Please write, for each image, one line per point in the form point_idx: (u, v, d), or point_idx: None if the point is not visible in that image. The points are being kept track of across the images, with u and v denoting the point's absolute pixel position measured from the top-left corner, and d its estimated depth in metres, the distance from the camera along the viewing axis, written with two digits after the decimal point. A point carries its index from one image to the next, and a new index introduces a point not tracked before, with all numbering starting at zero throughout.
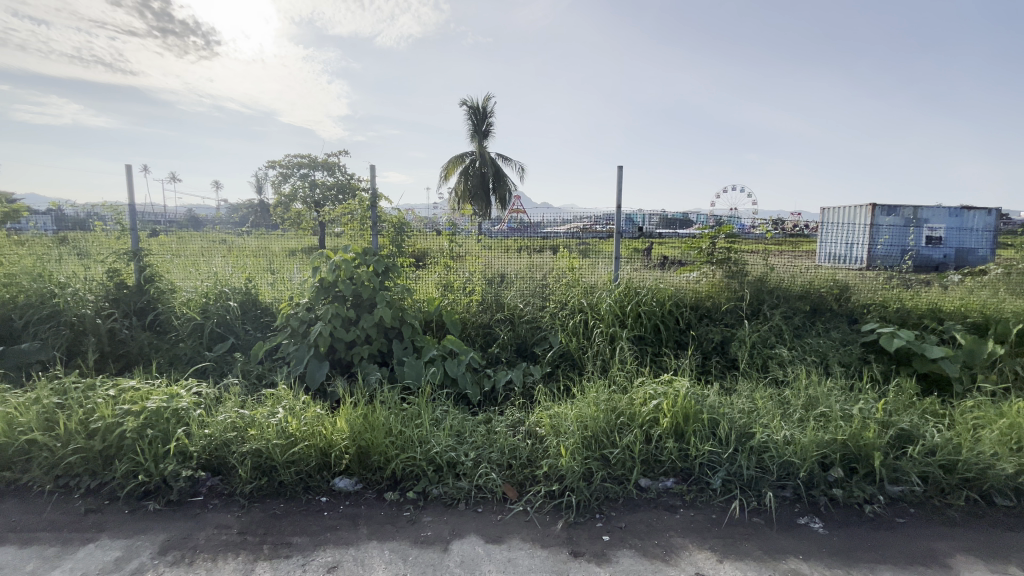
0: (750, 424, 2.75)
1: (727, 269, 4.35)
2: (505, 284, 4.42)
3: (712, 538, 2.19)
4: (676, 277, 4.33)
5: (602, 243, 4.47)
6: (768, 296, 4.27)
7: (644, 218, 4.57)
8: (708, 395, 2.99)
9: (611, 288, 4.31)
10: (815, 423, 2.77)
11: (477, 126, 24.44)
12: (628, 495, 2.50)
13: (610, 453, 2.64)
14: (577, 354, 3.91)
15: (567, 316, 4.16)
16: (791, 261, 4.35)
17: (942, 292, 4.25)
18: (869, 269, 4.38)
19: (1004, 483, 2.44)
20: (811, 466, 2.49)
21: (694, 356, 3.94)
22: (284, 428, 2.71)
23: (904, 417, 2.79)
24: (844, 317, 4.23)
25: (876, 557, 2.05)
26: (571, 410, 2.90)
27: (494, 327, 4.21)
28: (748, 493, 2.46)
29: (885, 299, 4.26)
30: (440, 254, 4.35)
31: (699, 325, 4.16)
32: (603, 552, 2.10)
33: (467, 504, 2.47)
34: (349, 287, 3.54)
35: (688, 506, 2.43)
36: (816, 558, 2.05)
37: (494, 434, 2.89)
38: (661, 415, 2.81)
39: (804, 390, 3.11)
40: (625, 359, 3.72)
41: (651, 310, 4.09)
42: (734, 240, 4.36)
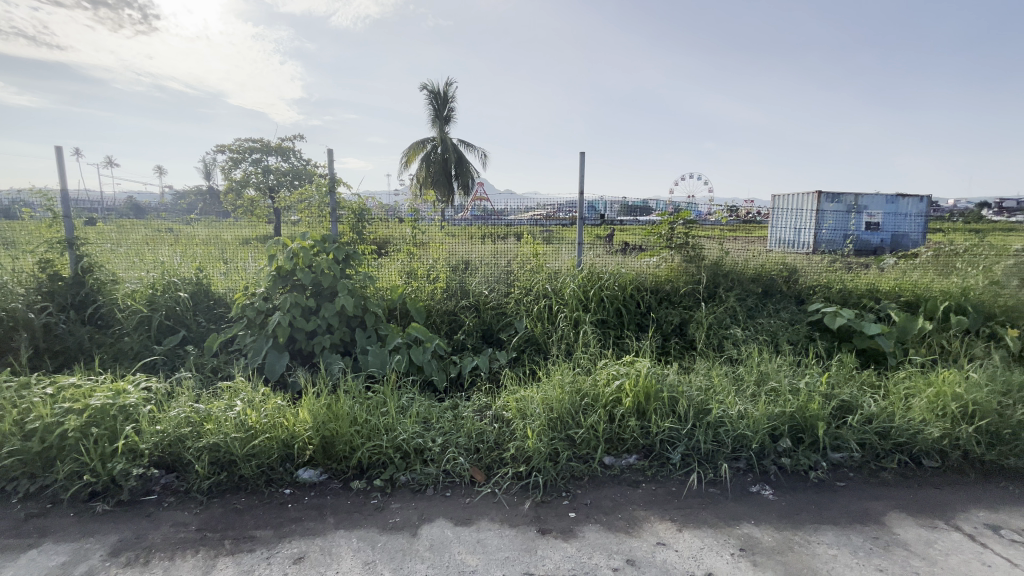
0: (707, 400, 2.89)
1: (685, 254, 4.51)
2: (468, 271, 4.41)
3: (672, 509, 2.29)
4: (638, 262, 4.45)
5: (564, 230, 4.54)
6: (724, 279, 4.45)
7: (606, 205, 4.59)
8: (668, 374, 3.10)
9: (574, 273, 4.39)
10: (766, 397, 2.94)
11: (437, 111, 24.04)
12: (594, 473, 2.58)
13: (575, 434, 2.71)
14: (541, 338, 3.95)
15: (532, 302, 4.20)
16: (745, 246, 4.57)
17: (880, 274, 4.53)
18: (816, 252, 4.62)
19: (930, 445, 2.67)
20: (762, 438, 2.65)
21: (655, 338, 4.07)
22: (243, 421, 2.63)
23: (845, 390, 3.00)
24: (792, 298, 4.47)
25: (818, 518, 2.21)
26: (536, 394, 2.95)
27: (459, 314, 4.19)
28: (705, 466, 2.59)
29: (828, 281, 4.53)
30: (402, 241, 4.31)
31: (658, 308, 4.29)
32: (570, 528, 2.16)
33: (435, 489, 2.48)
34: (308, 275, 3.44)
35: (650, 480, 2.53)
36: (766, 522, 2.19)
37: (462, 419, 2.90)
38: (623, 395, 2.90)
39: (757, 366, 3.29)
40: (589, 342, 3.80)
41: (613, 294, 4.21)
42: (692, 226, 4.50)
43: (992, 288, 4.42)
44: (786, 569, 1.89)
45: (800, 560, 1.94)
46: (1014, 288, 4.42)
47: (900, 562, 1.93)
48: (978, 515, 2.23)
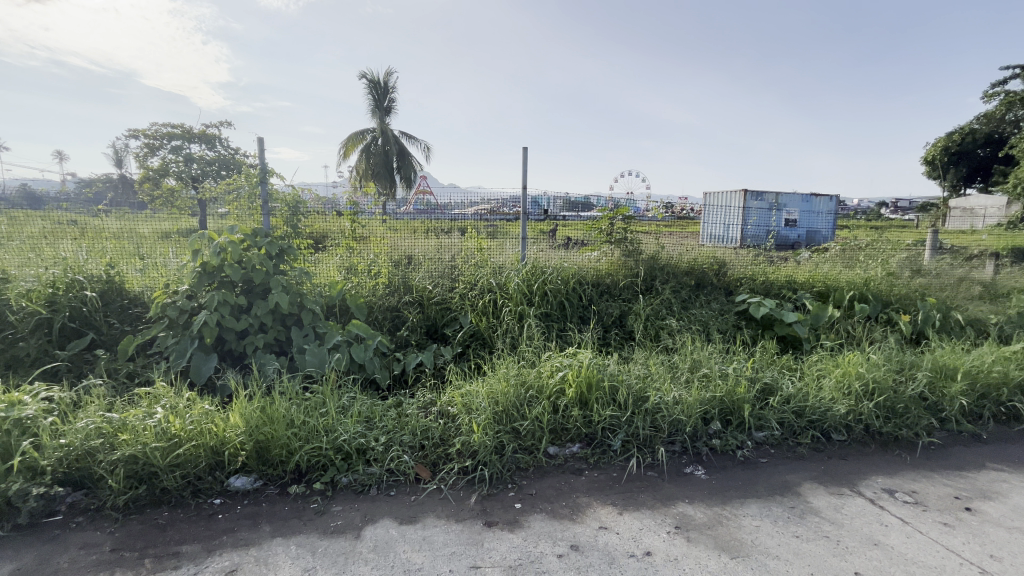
0: (645, 388, 3.03)
1: (624, 248, 4.67)
2: (411, 266, 4.32)
3: (613, 493, 2.38)
4: (579, 257, 4.58)
5: (508, 225, 4.58)
6: (660, 272, 4.66)
7: (549, 201, 4.65)
8: (608, 364, 3.22)
9: (519, 268, 4.43)
10: (699, 383, 3.13)
11: (378, 101, 23.27)
12: (539, 463, 2.63)
13: (520, 426, 2.75)
14: (487, 332, 3.96)
15: (477, 297, 4.20)
16: (679, 242, 4.79)
17: (797, 267, 4.94)
18: (742, 247, 4.96)
19: (838, 421, 2.96)
20: (695, 422, 2.82)
21: (596, 330, 4.18)
22: (164, 429, 2.43)
23: (767, 373, 3.26)
24: (722, 290, 4.76)
25: (744, 493, 2.38)
26: (481, 388, 2.96)
27: (403, 310, 4.09)
28: (644, 451, 2.71)
29: (754, 273, 4.86)
30: (341, 235, 4.24)
31: (599, 301, 4.42)
32: (516, 519, 2.19)
33: (379, 489, 2.42)
34: (237, 272, 3.23)
35: (592, 468, 2.61)
36: (699, 500, 2.33)
37: (406, 417, 2.85)
38: (566, 386, 2.98)
39: (690, 354, 3.49)
40: (533, 335, 3.84)
41: (556, 288, 4.28)
42: (630, 221, 4.67)
43: (889, 278, 4.93)
44: (716, 542, 2.02)
45: (728, 533, 2.08)
46: (906, 279, 4.97)
47: (813, 527, 2.12)
48: (877, 481, 2.50)
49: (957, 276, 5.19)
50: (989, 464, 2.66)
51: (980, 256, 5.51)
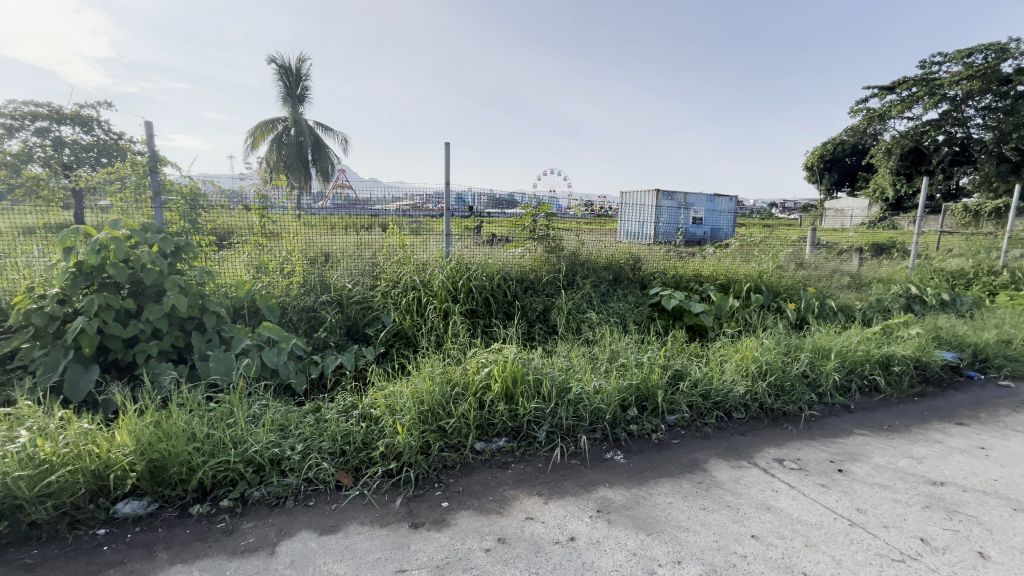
0: (567, 379, 3.14)
1: (547, 245, 4.79)
2: (329, 264, 4.14)
3: (539, 484, 2.44)
4: (503, 253, 4.63)
5: (433, 221, 4.50)
6: (580, 268, 4.84)
7: (474, 198, 4.68)
8: (532, 358, 3.30)
9: (443, 264, 4.38)
10: (617, 372, 3.31)
11: (290, 88, 21.82)
12: (465, 460, 2.62)
13: (446, 424, 2.74)
14: (411, 331, 3.88)
15: (400, 295, 4.09)
16: (599, 238, 4.99)
17: (702, 261, 5.35)
18: (654, 243, 5.31)
19: (738, 401, 3.26)
20: (613, 410, 2.98)
21: (521, 325, 4.24)
22: (31, 454, 2.10)
23: (678, 360, 3.52)
24: (637, 283, 5.05)
25: (659, 473, 2.55)
26: (405, 388, 2.91)
27: (320, 311, 3.87)
28: (567, 440, 2.81)
29: (665, 268, 5.20)
30: (249, 232, 3.96)
31: (524, 296, 4.49)
32: (443, 518, 2.17)
33: (296, 501, 2.28)
34: (123, 273, 2.86)
35: (519, 460, 2.66)
36: (618, 483, 2.45)
37: (325, 422, 2.72)
38: (492, 381, 3.01)
39: (609, 346, 3.67)
40: (458, 332, 3.83)
41: (481, 285, 4.28)
42: (552, 219, 4.82)
43: (778, 271, 5.51)
44: (633, 521, 2.14)
45: (645, 511, 2.22)
46: (792, 271, 5.59)
47: (717, 498, 2.32)
48: (770, 452, 2.79)
49: (833, 268, 5.91)
50: (857, 430, 3.07)
51: (848, 250, 6.33)
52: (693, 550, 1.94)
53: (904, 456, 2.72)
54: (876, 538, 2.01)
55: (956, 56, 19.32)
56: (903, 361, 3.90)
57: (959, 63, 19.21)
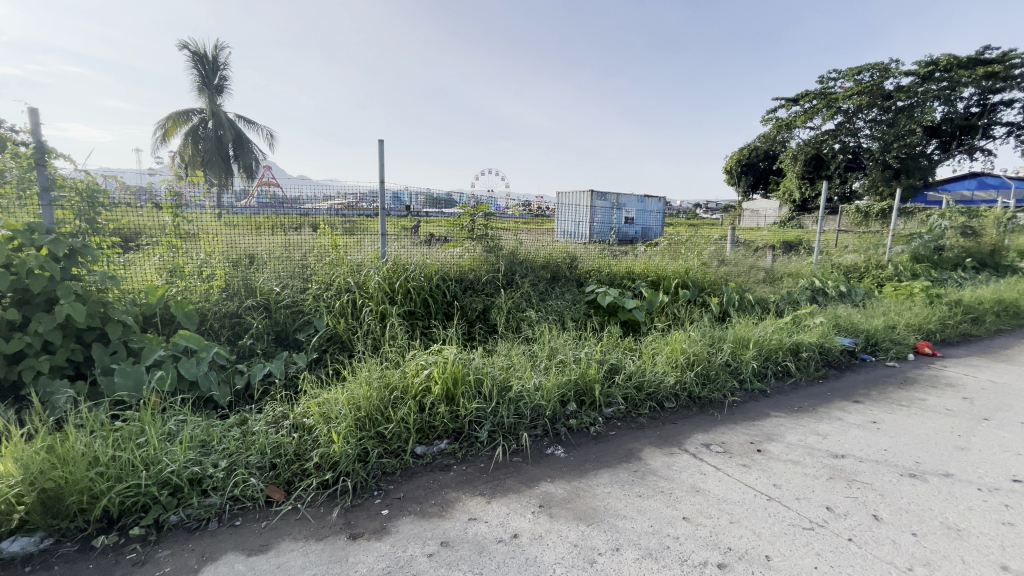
0: (508, 378, 3.17)
1: (485, 244, 4.80)
2: (254, 266, 3.92)
3: (482, 484, 2.44)
4: (441, 254, 4.57)
5: (366, 221, 4.42)
6: (519, 267, 4.87)
7: (411, 197, 4.61)
8: (473, 358, 3.30)
9: (378, 265, 4.26)
10: (556, 368, 3.39)
11: (205, 77, 20.21)
12: (406, 465, 2.57)
13: (385, 430, 2.67)
14: (346, 335, 3.72)
15: (333, 298, 3.93)
16: (537, 237, 5.10)
17: (635, 259, 5.58)
18: (590, 243, 5.46)
19: (668, 391, 3.44)
20: (553, 405, 3.04)
21: (460, 325, 4.22)
22: None
23: (613, 355, 3.66)
24: (574, 281, 5.18)
25: (598, 465, 2.63)
26: (341, 395, 2.80)
27: (244, 316, 3.61)
28: (509, 438, 2.83)
29: (600, 266, 5.38)
30: (161, 232, 3.64)
31: (463, 296, 4.46)
32: (384, 526, 2.10)
33: (220, 522, 2.12)
34: (5, 280, 2.51)
35: (460, 461, 2.64)
36: (560, 478, 2.50)
37: (252, 435, 2.55)
38: (432, 383, 2.97)
39: (548, 343, 3.75)
40: (396, 334, 3.73)
41: (419, 285, 4.21)
42: (490, 219, 4.83)
43: (702, 267, 5.87)
44: (574, 514, 2.20)
45: (585, 502, 2.28)
46: (715, 268, 5.96)
47: (651, 485, 2.43)
48: (698, 438, 2.97)
49: (752, 263, 6.38)
50: (772, 412, 3.35)
51: (763, 248, 6.88)
52: (630, 536, 2.03)
53: (812, 434, 3.01)
54: (790, 509, 2.20)
55: (847, 74, 21.59)
56: (809, 347, 4.30)
57: (850, 79, 21.49)
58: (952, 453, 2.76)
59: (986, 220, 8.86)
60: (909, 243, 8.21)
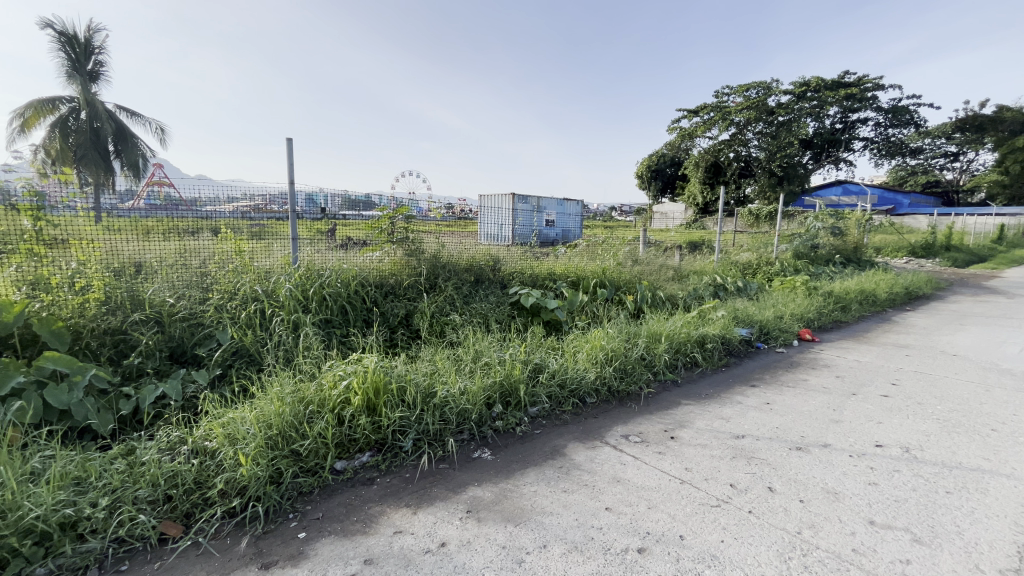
0: (432, 384, 3.11)
1: (406, 248, 4.67)
2: (142, 276, 3.49)
3: (407, 495, 2.36)
4: (359, 258, 4.40)
5: (277, 223, 4.12)
6: (442, 270, 4.79)
7: (327, 199, 4.38)
8: (395, 365, 3.20)
9: (289, 272, 4.00)
10: (481, 371, 3.39)
11: (75, 61, 17.77)
12: (324, 482, 2.42)
13: (300, 447, 2.50)
14: (254, 348, 3.44)
15: (238, 308, 3.60)
16: (459, 241, 5.05)
17: (555, 261, 5.75)
18: (513, 245, 5.53)
19: (590, 386, 3.57)
20: (479, 408, 3.03)
21: (381, 332, 4.06)
22: None
23: (537, 355, 3.74)
24: (498, 283, 5.20)
25: (524, 464, 2.66)
26: (248, 413, 2.59)
27: (131, 332, 3.20)
28: (434, 445, 2.78)
29: (522, 267, 5.47)
30: (18, 239, 3.12)
31: (384, 302, 4.30)
32: (300, 550, 1.96)
33: (102, 569, 1.86)
34: None
35: (384, 474, 2.54)
36: (487, 481, 2.50)
37: (142, 465, 2.27)
38: (352, 394, 2.84)
39: (473, 346, 3.74)
40: (311, 345, 3.51)
41: (335, 292, 4.00)
42: (411, 221, 4.73)
43: (618, 267, 6.18)
44: (502, 515, 2.20)
45: (512, 503, 2.30)
46: (630, 267, 6.30)
47: (576, 479, 2.51)
48: (618, 430, 3.11)
49: (662, 262, 6.82)
50: (682, 401, 3.61)
51: (671, 248, 7.40)
52: (556, 531, 2.07)
53: (717, 418, 3.28)
54: (699, 490, 2.38)
55: (738, 90, 23.90)
56: (713, 339, 4.68)
57: (741, 95, 23.81)
58: (829, 425, 3.15)
59: (850, 222, 10.24)
60: (791, 242, 9.26)
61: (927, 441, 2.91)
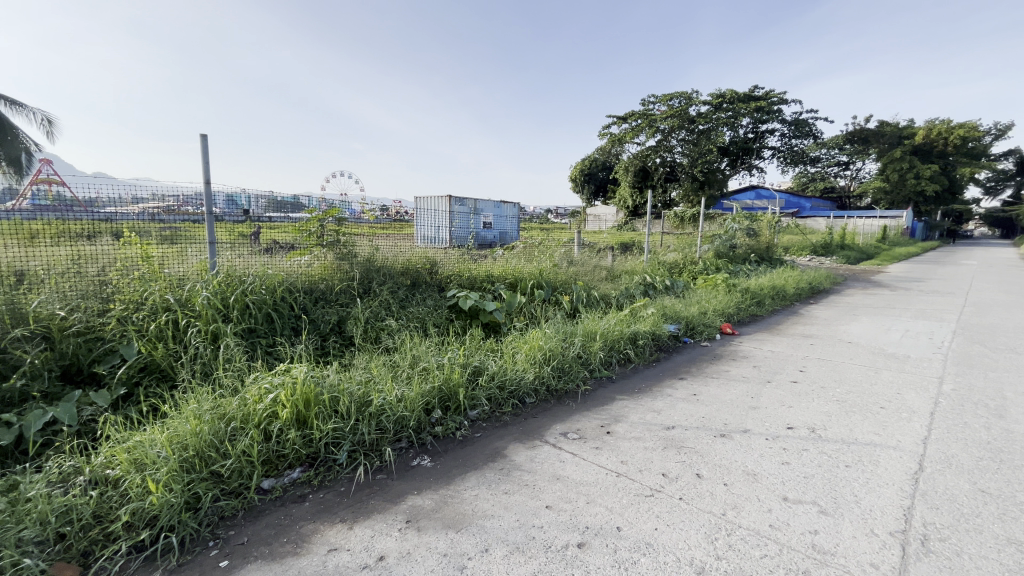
0: (367, 393, 3.00)
1: (337, 251, 4.49)
2: (26, 286, 3.06)
3: (343, 510, 2.25)
4: (286, 263, 4.14)
5: (193, 227, 3.86)
6: (376, 274, 4.64)
7: (249, 200, 4.22)
8: (327, 375, 3.05)
9: (207, 278, 3.70)
10: (419, 377, 3.32)
11: None
12: (250, 504, 2.25)
13: (221, 468, 2.32)
14: (166, 363, 3.14)
15: (146, 320, 3.28)
16: (394, 243, 4.94)
17: (493, 263, 5.76)
18: (450, 247, 5.48)
19: (529, 387, 3.61)
20: (417, 415, 2.97)
21: (311, 340, 3.85)
22: None
23: (476, 358, 3.72)
24: (435, 287, 5.12)
25: (465, 469, 2.64)
26: (159, 435, 2.36)
27: (11, 350, 2.79)
28: (371, 455, 2.68)
29: (460, 270, 5.41)
30: None
31: (314, 309, 4.09)
32: None
33: None
34: None
35: (317, 489, 2.40)
36: (427, 488, 2.45)
37: (27, 502, 1.99)
38: (279, 408, 2.67)
39: (410, 351, 3.66)
40: (233, 356, 3.26)
41: (260, 299, 3.74)
42: (342, 223, 4.55)
43: (554, 268, 6.31)
44: (443, 522, 2.16)
45: (453, 509, 2.27)
46: (565, 268, 6.45)
47: (517, 480, 2.52)
48: (557, 428, 3.17)
49: (597, 262, 7.05)
50: (617, 396, 3.74)
51: (604, 250, 7.67)
52: (498, 533, 2.07)
53: (649, 411, 3.43)
54: (634, 481, 2.48)
55: (662, 99, 25.30)
56: (644, 335, 4.91)
57: (665, 104, 25.21)
58: (748, 412, 3.40)
59: (762, 223, 11.16)
60: (712, 242, 9.94)
61: (830, 421, 3.22)
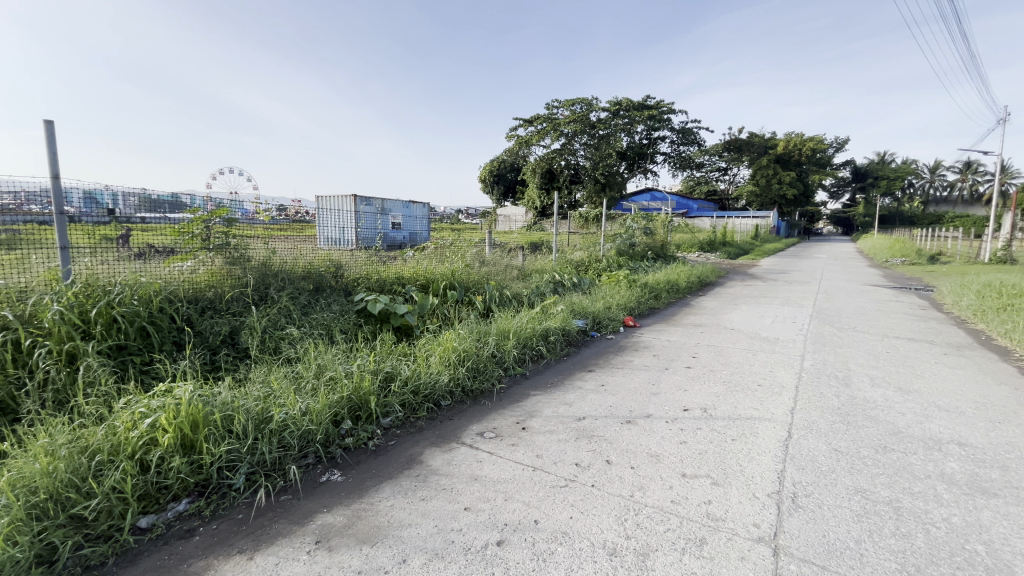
0: (267, 409, 2.76)
1: (226, 255, 4.08)
2: None
3: (241, 539, 2.05)
4: (164, 269, 3.71)
5: (38, 229, 3.26)
6: (274, 279, 4.28)
7: (116, 199, 3.64)
8: (218, 393, 2.76)
9: (59, 290, 3.16)
10: (325, 388, 3.12)
11: None
12: (124, 547, 1.96)
13: (84, 510, 1.99)
14: (6, 394, 2.63)
15: None
16: (294, 244, 4.59)
17: (403, 264, 5.60)
18: (357, 248, 5.20)
19: (444, 389, 3.57)
20: (325, 428, 2.79)
21: (197, 355, 3.45)
22: None
23: (388, 363, 3.60)
24: (341, 291, 4.85)
25: (379, 479, 2.53)
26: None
27: None
28: (272, 476, 2.47)
29: (368, 273, 5.18)
30: None
31: (200, 320, 3.67)
32: None
33: None
34: None
35: (209, 520, 2.16)
36: (338, 504, 2.31)
37: None
38: (158, 434, 2.36)
39: (314, 361, 3.43)
40: (97, 379, 2.82)
41: (132, 311, 3.28)
42: (232, 224, 4.16)
43: (466, 268, 6.29)
44: (357, 538, 2.06)
45: (368, 523, 2.17)
46: (477, 267, 6.46)
47: (434, 485, 2.48)
48: (473, 429, 3.16)
49: (508, 261, 7.16)
50: (531, 392, 3.83)
51: (514, 249, 7.81)
52: (416, 542, 2.01)
53: (562, 404, 3.56)
54: (549, 474, 2.55)
55: (565, 104, 26.40)
56: (555, 332, 5.08)
57: (568, 109, 26.32)
58: (650, 398, 3.67)
59: (657, 223, 12.10)
60: (614, 241, 10.56)
61: (718, 400, 3.58)
